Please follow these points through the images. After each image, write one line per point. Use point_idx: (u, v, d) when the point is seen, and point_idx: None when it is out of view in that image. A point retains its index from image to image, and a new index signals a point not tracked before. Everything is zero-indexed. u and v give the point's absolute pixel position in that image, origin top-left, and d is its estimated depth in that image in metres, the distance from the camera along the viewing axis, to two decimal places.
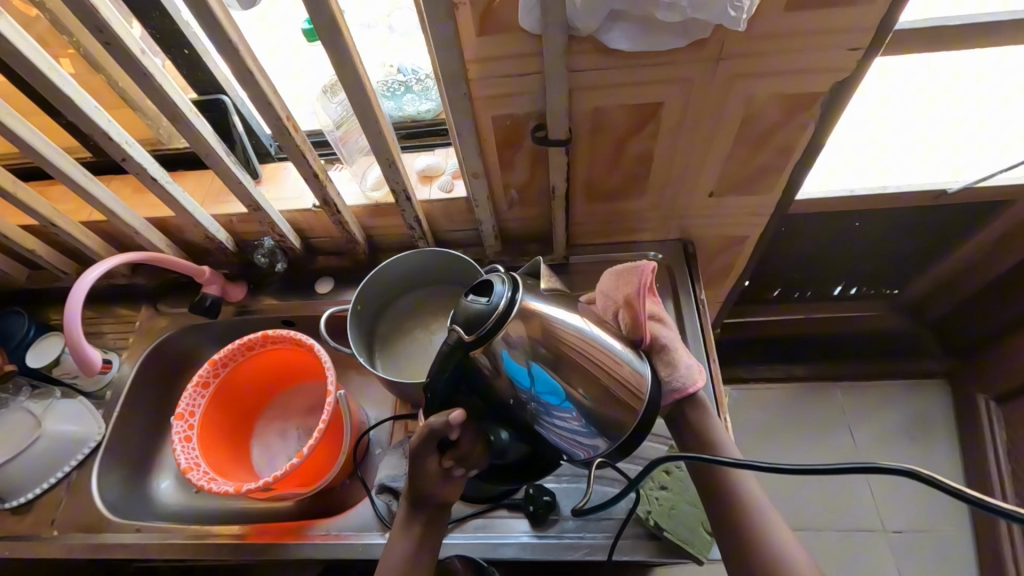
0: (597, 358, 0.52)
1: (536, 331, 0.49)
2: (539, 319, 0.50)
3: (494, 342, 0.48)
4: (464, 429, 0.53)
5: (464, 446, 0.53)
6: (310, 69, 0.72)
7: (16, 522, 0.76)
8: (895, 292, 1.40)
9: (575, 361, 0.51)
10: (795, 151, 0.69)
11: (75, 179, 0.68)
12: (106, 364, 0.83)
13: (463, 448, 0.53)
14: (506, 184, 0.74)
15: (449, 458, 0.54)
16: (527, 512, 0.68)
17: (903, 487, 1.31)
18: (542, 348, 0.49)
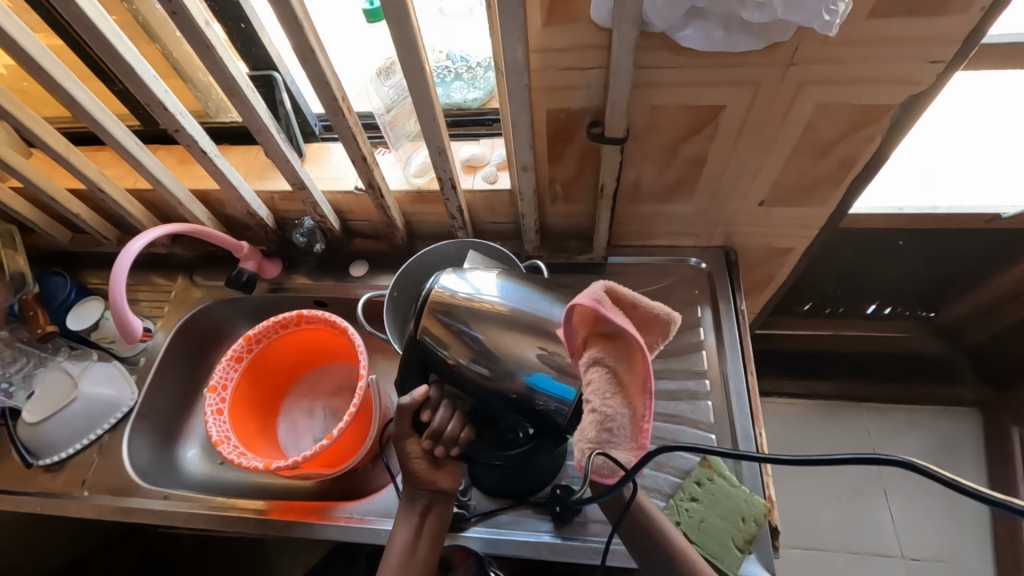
0: (544, 325, 0.52)
1: (466, 313, 0.52)
2: (470, 302, 0.53)
3: (438, 330, 0.53)
4: (437, 407, 0.56)
5: (438, 423, 0.55)
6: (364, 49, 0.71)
7: (48, 479, 0.78)
8: (931, 315, 1.37)
9: (514, 332, 0.51)
10: (856, 165, 0.67)
11: (126, 146, 0.69)
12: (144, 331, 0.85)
13: (438, 424, 0.55)
14: (553, 179, 0.73)
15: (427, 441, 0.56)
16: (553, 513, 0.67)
17: (925, 516, 1.28)
18: (477, 327, 0.52)
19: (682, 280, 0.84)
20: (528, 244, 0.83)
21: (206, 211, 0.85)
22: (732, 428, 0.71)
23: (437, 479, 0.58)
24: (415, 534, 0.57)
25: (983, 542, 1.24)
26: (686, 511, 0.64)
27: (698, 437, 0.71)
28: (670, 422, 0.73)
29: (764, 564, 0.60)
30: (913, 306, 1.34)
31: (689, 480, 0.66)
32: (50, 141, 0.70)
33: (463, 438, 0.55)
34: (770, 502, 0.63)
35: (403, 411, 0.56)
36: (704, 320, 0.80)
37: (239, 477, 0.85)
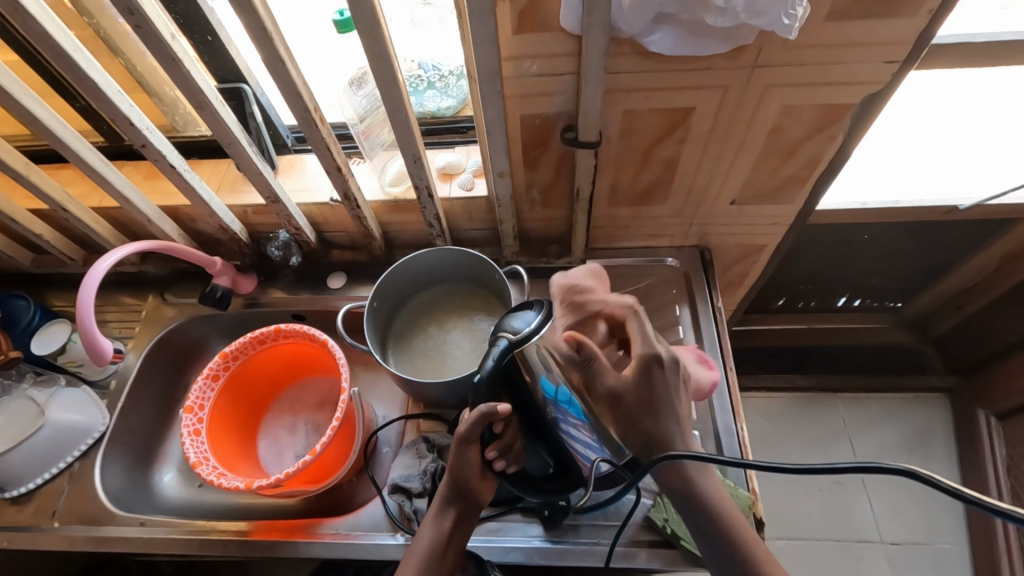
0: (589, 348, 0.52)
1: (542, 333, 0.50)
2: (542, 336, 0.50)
3: (526, 348, 0.50)
4: (510, 422, 0.56)
5: (508, 437, 0.56)
6: (336, 58, 0.70)
7: (16, 511, 0.75)
8: (897, 305, 1.42)
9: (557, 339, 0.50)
10: (821, 162, 0.69)
11: (91, 164, 0.67)
12: (116, 352, 0.82)
13: (508, 440, 0.56)
14: (529, 184, 0.74)
15: (492, 449, 0.56)
16: (542, 516, 0.67)
17: (901, 501, 1.32)
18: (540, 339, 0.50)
19: (659, 280, 0.86)
20: (507, 249, 0.83)
21: (176, 227, 0.83)
22: (713, 423, 0.73)
23: (482, 489, 0.58)
24: (446, 536, 0.57)
25: (957, 523, 1.29)
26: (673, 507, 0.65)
27: None
28: None
29: None
30: (880, 298, 1.40)
31: None
32: (10, 160, 0.67)
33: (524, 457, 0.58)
34: (755, 494, 0.65)
35: (483, 420, 0.52)
36: (683, 318, 0.82)
37: (220, 499, 0.83)
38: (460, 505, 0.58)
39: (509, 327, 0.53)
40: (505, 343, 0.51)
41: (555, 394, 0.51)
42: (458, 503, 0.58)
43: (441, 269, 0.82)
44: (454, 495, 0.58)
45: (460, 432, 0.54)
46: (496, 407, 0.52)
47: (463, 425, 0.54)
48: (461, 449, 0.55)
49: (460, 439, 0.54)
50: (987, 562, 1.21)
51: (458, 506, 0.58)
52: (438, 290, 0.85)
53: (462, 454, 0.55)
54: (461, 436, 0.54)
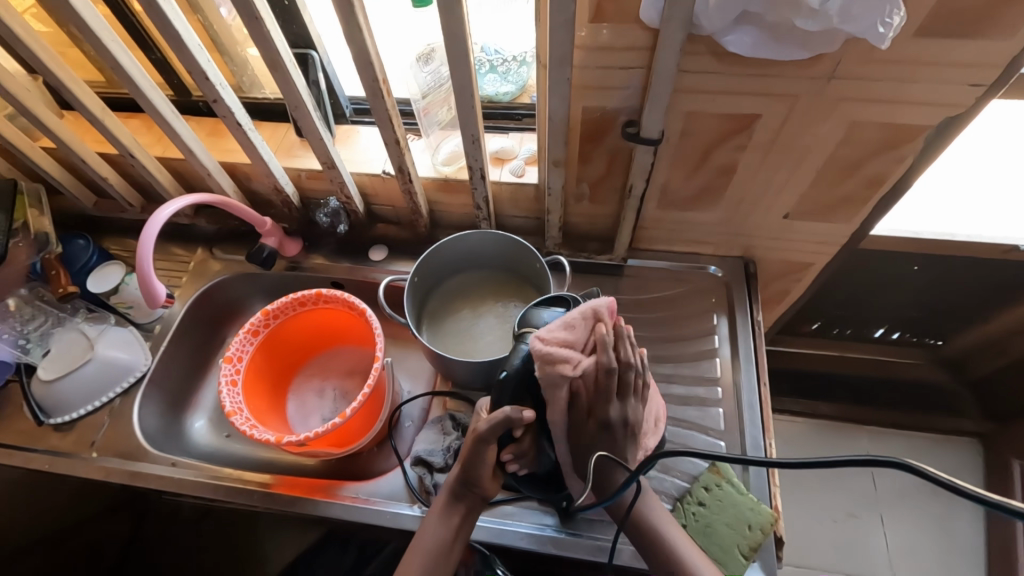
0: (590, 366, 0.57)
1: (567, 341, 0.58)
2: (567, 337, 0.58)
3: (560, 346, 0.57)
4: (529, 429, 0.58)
5: (525, 442, 0.58)
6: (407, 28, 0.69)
7: (58, 438, 0.78)
8: (937, 343, 1.37)
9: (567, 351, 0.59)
10: (884, 184, 0.67)
11: (164, 115, 0.69)
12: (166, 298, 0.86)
13: (525, 444, 0.58)
14: (580, 177, 0.73)
15: (507, 452, 0.58)
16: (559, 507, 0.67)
17: (918, 542, 1.28)
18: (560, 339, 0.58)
19: (699, 288, 0.84)
20: (550, 240, 0.83)
21: (232, 184, 0.86)
22: (741, 437, 0.72)
23: (491, 486, 0.58)
24: (453, 532, 0.58)
25: (975, 573, 1.24)
26: (692, 514, 0.64)
27: (707, 443, 0.72)
28: (679, 426, 0.74)
29: (765, 571, 0.61)
30: (920, 333, 1.36)
31: (697, 485, 0.66)
32: (88, 104, 0.70)
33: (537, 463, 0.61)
34: (776, 512, 0.63)
35: (507, 424, 0.53)
36: (720, 328, 0.81)
37: (246, 451, 0.86)
38: (471, 500, 0.59)
39: (536, 322, 0.60)
40: (533, 340, 0.58)
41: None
42: (469, 497, 0.59)
43: (482, 253, 0.83)
44: (462, 492, 0.59)
45: (478, 432, 0.54)
46: (513, 414, 0.53)
47: (482, 426, 0.55)
48: (477, 449, 0.56)
49: (477, 439, 0.55)
50: None
51: (466, 501, 0.59)
52: (476, 273, 0.85)
53: (479, 455, 0.56)
54: (477, 437, 0.55)
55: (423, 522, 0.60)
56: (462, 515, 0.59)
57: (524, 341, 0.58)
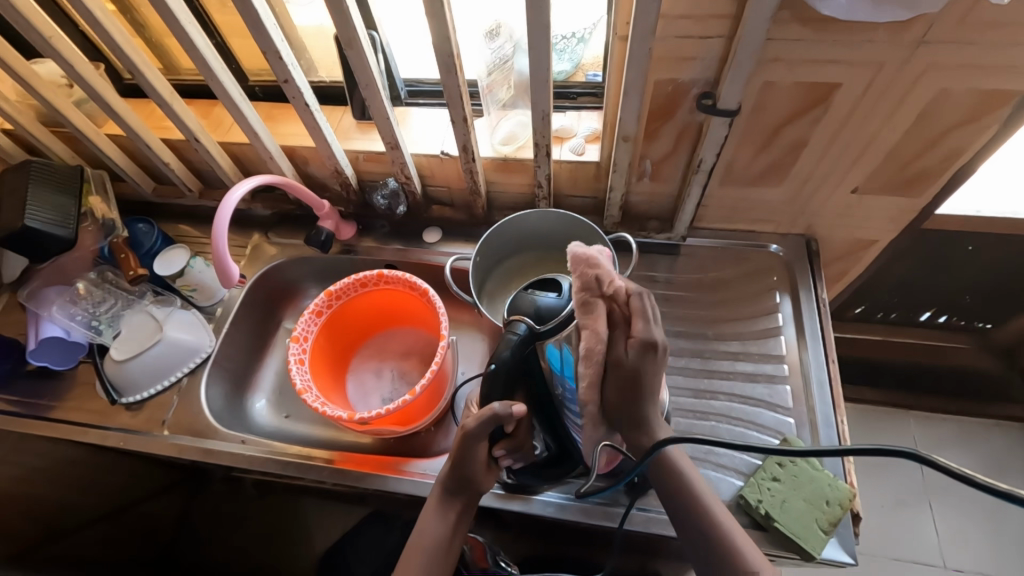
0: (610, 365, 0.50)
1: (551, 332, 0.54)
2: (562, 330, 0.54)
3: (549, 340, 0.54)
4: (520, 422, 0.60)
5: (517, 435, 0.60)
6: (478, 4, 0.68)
7: (129, 417, 0.80)
8: (986, 327, 1.33)
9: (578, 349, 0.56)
10: (964, 155, 0.65)
11: (233, 96, 0.72)
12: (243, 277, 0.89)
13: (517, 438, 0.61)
14: (644, 154, 0.73)
15: (500, 446, 0.60)
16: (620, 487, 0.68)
17: (969, 528, 1.26)
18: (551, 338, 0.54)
19: (759, 266, 0.83)
20: (608, 219, 0.83)
21: (291, 167, 0.87)
22: (810, 414, 0.71)
23: (486, 481, 0.60)
24: (452, 529, 0.59)
25: None
26: (767, 489, 0.63)
27: (776, 420, 0.71)
28: (746, 403, 0.73)
29: (845, 549, 0.60)
30: (970, 316, 1.31)
31: (770, 461, 0.65)
32: (159, 88, 0.72)
33: (528, 454, 0.65)
34: (855, 489, 0.62)
35: (495, 420, 0.54)
36: (783, 307, 0.80)
37: (307, 431, 0.87)
38: (467, 496, 0.60)
39: (527, 307, 0.56)
40: (524, 328, 0.55)
41: (560, 366, 0.55)
42: (465, 495, 0.60)
43: (540, 234, 0.82)
44: (459, 488, 0.60)
45: (468, 430, 0.55)
46: (495, 411, 0.54)
47: (469, 423, 0.55)
48: (468, 445, 0.57)
49: (468, 437, 0.56)
50: None
51: (463, 498, 0.60)
52: (534, 253, 0.85)
53: (469, 450, 0.57)
54: (465, 434, 0.56)
55: (420, 520, 0.60)
56: (459, 512, 0.60)
57: (513, 329, 0.56)
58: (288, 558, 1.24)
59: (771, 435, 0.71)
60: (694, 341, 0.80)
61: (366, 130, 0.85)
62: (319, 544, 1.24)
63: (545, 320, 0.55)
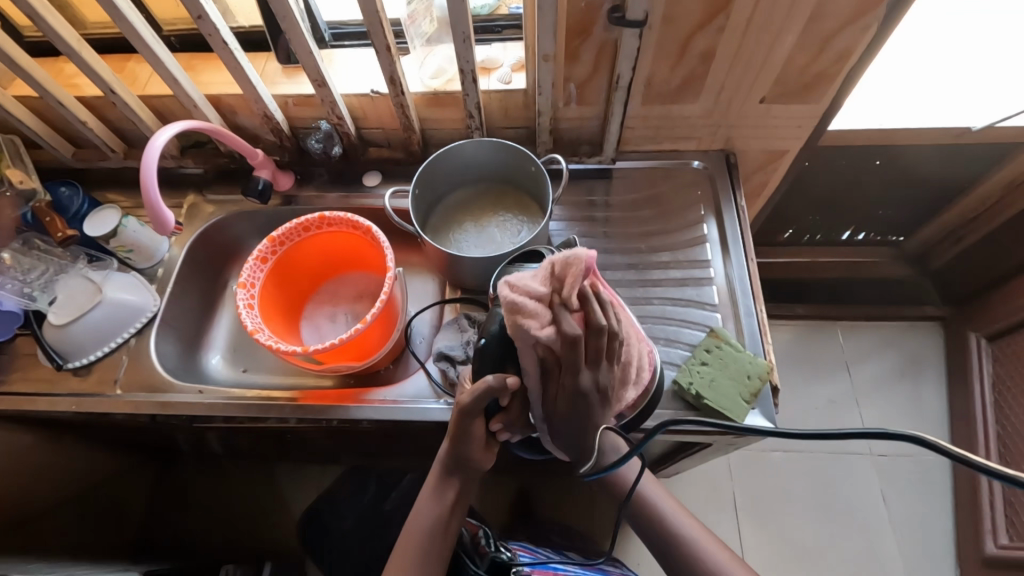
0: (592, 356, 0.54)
1: None
2: None
3: None
4: (515, 397, 0.60)
5: (513, 412, 0.61)
6: None
7: (78, 381, 0.79)
8: (899, 240, 1.48)
9: None
10: (853, 56, 0.71)
11: (145, 37, 0.71)
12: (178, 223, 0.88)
13: (513, 414, 0.61)
14: (567, 77, 0.76)
15: (497, 422, 0.61)
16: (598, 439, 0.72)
17: (890, 417, 1.41)
18: None
19: (685, 181, 0.89)
20: (541, 146, 0.86)
21: (218, 117, 0.86)
22: (733, 307, 0.78)
23: (483, 459, 0.64)
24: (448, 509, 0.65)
25: (942, 437, 1.38)
26: (696, 373, 0.70)
27: (703, 315, 0.78)
28: (677, 304, 0.80)
29: (765, 415, 0.68)
30: (885, 232, 1.46)
31: (699, 349, 0.72)
32: (62, 33, 0.71)
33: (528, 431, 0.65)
34: (772, 364, 0.70)
35: (488, 393, 0.57)
36: (707, 217, 0.86)
37: (265, 380, 0.88)
38: (460, 479, 0.65)
39: (517, 284, 0.54)
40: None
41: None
42: (458, 477, 0.65)
43: (476, 166, 0.85)
44: (455, 468, 0.65)
45: (465, 405, 0.58)
46: (494, 383, 0.56)
47: (465, 398, 0.58)
48: (466, 421, 0.59)
49: (463, 411, 0.59)
50: None
51: (459, 477, 0.65)
52: (474, 187, 0.88)
53: (466, 427, 0.60)
54: (464, 408, 0.58)
55: (418, 500, 0.66)
56: (455, 494, 0.65)
57: (505, 309, 0.53)
58: (264, 522, 1.25)
59: (701, 329, 0.77)
60: (630, 255, 0.85)
61: (293, 75, 0.84)
62: (295, 505, 1.26)
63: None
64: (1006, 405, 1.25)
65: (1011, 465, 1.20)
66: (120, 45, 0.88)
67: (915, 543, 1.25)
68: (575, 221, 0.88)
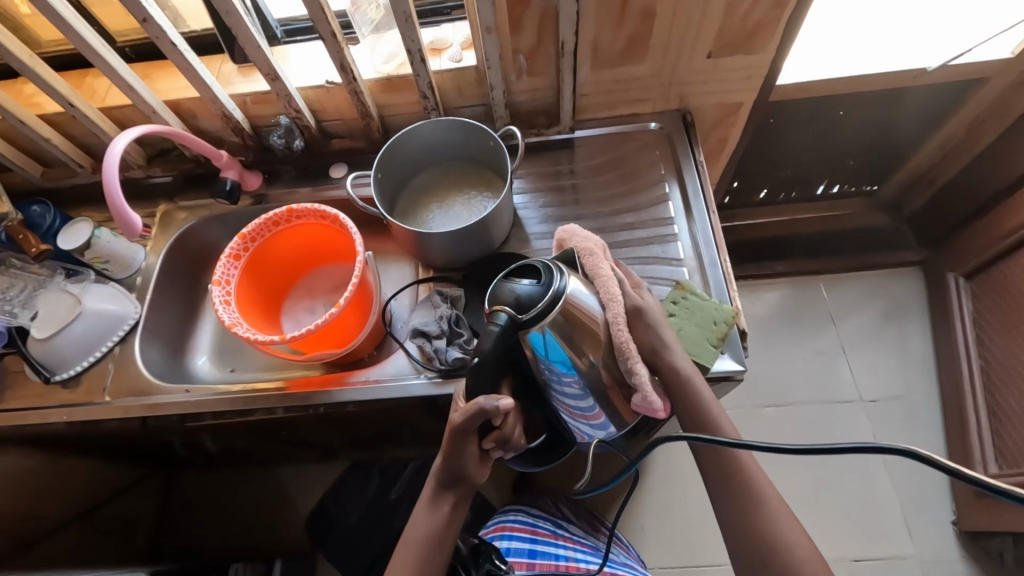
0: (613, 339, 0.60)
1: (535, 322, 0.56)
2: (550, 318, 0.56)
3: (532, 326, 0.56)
4: (509, 413, 0.61)
5: (507, 426, 0.62)
6: None
7: (67, 392, 0.81)
8: (874, 190, 1.51)
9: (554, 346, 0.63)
10: (790, 1, 0.72)
11: (94, 46, 0.71)
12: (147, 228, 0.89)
13: (507, 429, 0.62)
14: (515, 49, 0.77)
15: (491, 438, 0.62)
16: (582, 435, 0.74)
17: (878, 363, 1.43)
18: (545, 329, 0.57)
19: (644, 144, 0.91)
20: (499, 121, 0.88)
21: (179, 122, 0.87)
22: (698, 259, 0.80)
23: (479, 473, 0.64)
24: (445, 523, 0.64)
25: (929, 377, 1.40)
26: (665, 324, 0.72)
27: (669, 270, 0.80)
28: (644, 262, 0.81)
29: (735, 359, 0.71)
30: (858, 182, 1.48)
31: (667, 301, 0.74)
32: (14, 49, 0.71)
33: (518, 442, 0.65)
34: (737, 308, 0.72)
35: (483, 413, 0.56)
36: (667, 177, 0.88)
37: (252, 376, 0.90)
38: (455, 493, 0.65)
39: (507, 297, 0.58)
40: (507, 318, 0.56)
41: (545, 351, 0.58)
42: (454, 491, 0.65)
43: (437, 146, 0.86)
44: (450, 482, 0.65)
45: (458, 425, 0.58)
46: (485, 404, 0.56)
47: (457, 417, 0.58)
48: (459, 439, 0.59)
49: (458, 431, 0.59)
50: (952, 404, 1.32)
51: (455, 492, 0.65)
52: (438, 169, 0.89)
53: (461, 446, 0.60)
54: (457, 428, 0.58)
55: (413, 515, 0.66)
56: (450, 506, 0.65)
57: (494, 320, 0.56)
58: (271, 522, 1.26)
59: (667, 284, 0.79)
60: (596, 220, 0.87)
61: (248, 73, 0.85)
62: (300, 504, 1.27)
63: (525, 308, 0.57)
64: (986, 337, 1.27)
65: (996, 396, 1.22)
66: (77, 61, 0.90)
67: (920, 478, 1.23)
68: (540, 192, 0.90)
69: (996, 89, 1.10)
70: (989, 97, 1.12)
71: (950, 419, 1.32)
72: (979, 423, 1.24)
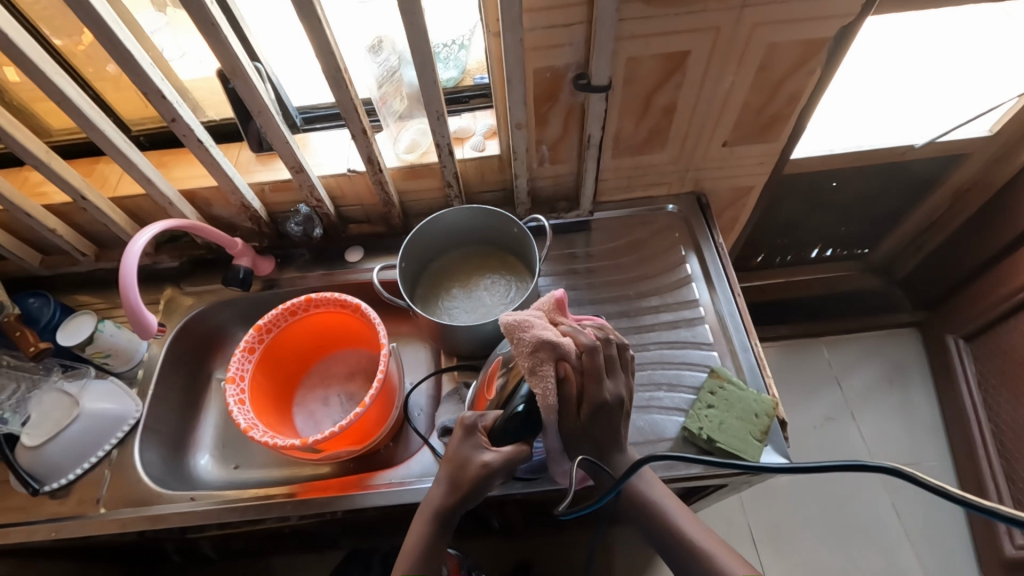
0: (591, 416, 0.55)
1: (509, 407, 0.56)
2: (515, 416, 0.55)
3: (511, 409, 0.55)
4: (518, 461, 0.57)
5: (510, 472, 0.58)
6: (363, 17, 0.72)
7: (56, 504, 0.74)
8: (866, 252, 1.50)
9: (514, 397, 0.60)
10: (802, 99, 0.76)
11: (118, 144, 0.70)
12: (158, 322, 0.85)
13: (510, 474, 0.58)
14: (540, 139, 0.79)
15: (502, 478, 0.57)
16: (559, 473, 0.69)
17: (888, 426, 1.41)
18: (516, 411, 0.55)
19: (661, 225, 0.92)
20: (520, 206, 0.89)
21: (194, 210, 0.85)
22: (729, 342, 0.79)
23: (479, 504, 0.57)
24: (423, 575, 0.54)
25: (940, 440, 1.38)
26: (705, 416, 0.71)
27: (701, 356, 0.79)
28: (673, 347, 0.80)
29: (779, 452, 0.69)
30: (850, 246, 1.47)
31: (703, 391, 0.74)
32: (31, 147, 0.69)
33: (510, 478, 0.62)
34: (776, 398, 0.72)
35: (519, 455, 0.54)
36: (690, 263, 0.88)
37: (259, 475, 0.83)
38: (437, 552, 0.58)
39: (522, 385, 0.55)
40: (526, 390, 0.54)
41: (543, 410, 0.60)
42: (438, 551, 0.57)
43: (457, 231, 0.85)
44: (448, 524, 0.55)
45: (494, 467, 0.53)
46: (524, 449, 0.54)
47: (492, 460, 0.53)
48: (485, 483, 0.53)
49: (489, 473, 0.53)
50: (968, 469, 1.29)
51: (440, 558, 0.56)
52: (457, 252, 0.88)
53: (484, 487, 0.54)
54: (485, 473, 0.53)
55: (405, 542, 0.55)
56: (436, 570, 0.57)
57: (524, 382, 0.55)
58: None
59: (700, 369, 0.78)
60: (620, 302, 0.86)
61: (267, 161, 0.84)
62: None
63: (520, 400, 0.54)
64: (994, 400, 1.26)
65: (1011, 461, 1.19)
66: (89, 149, 0.88)
67: (946, 551, 1.18)
68: (560, 275, 0.89)
69: (980, 162, 1.13)
70: (975, 169, 1.15)
71: (965, 485, 1.29)
72: (998, 490, 1.21)
